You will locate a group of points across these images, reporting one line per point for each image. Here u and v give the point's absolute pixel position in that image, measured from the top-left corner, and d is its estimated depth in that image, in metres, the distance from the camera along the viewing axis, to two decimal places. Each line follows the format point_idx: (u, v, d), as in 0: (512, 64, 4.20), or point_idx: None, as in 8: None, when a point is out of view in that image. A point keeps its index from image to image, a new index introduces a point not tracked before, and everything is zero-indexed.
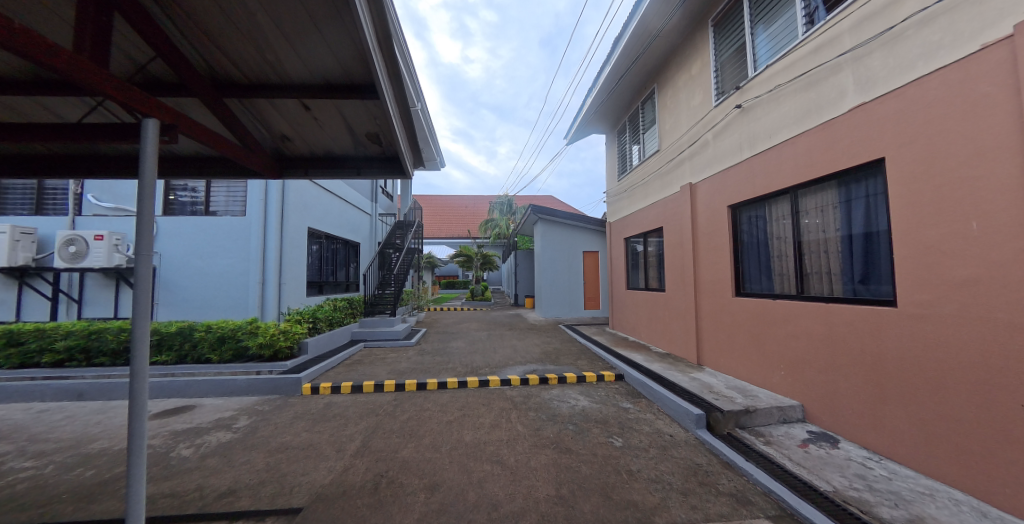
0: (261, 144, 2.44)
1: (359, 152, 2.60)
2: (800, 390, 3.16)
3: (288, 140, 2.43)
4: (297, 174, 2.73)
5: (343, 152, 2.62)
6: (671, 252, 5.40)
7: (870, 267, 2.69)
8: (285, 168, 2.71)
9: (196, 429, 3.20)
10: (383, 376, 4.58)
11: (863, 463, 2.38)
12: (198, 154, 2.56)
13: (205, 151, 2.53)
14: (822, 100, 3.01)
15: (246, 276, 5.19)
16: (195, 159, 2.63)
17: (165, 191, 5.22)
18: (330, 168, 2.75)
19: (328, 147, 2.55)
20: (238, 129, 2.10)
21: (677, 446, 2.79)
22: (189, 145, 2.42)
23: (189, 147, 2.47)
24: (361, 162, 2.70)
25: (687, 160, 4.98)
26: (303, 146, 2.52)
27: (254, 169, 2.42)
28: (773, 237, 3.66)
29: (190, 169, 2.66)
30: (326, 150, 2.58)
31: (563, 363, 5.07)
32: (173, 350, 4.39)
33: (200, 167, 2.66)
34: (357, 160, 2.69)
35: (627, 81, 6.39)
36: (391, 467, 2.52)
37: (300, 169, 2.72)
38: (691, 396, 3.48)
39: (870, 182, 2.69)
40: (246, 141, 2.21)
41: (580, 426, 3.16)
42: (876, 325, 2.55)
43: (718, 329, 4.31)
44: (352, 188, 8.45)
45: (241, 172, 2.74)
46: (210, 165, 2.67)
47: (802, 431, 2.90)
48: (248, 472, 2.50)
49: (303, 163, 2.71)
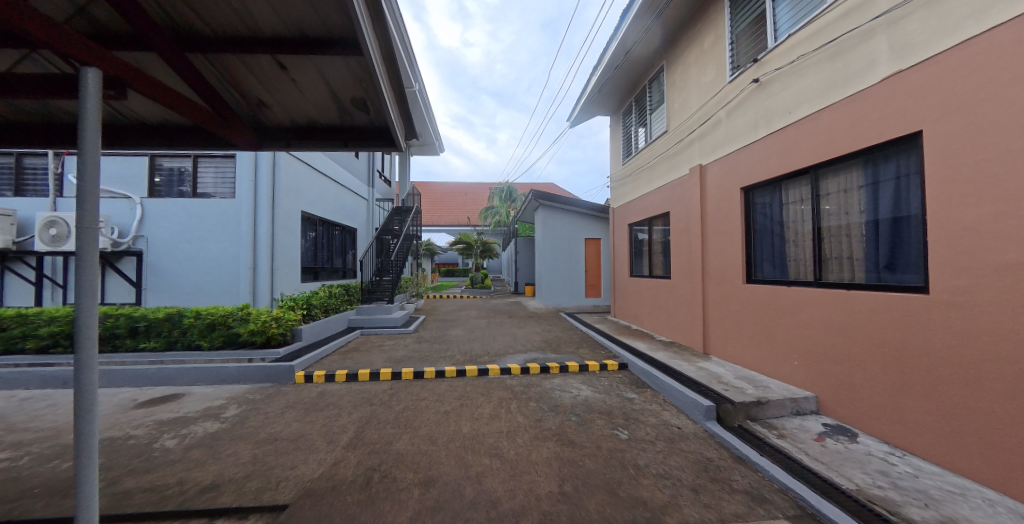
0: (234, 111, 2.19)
1: (345, 122, 2.37)
2: (814, 381, 3.01)
3: (265, 107, 2.20)
4: (277, 146, 2.50)
5: (327, 122, 2.39)
6: (677, 238, 5.20)
7: (898, 253, 2.49)
8: (265, 140, 2.48)
9: (182, 419, 3.07)
10: (378, 364, 4.45)
11: (884, 459, 2.24)
12: (166, 123, 2.32)
13: (172, 120, 2.28)
14: (850, 70, 2.74)
15: (236, 262, 4.96)
16: (163, 128, 2.38)
17: (150, 171, 4.97)
18: (312, 138, 2.51)
19: (310, 116, 2.31)
20: (204, 91, 1.87)
21: (686, 439, 2.66)
22: (152, 113, 2.17)
23: (153, 115, 2.22)
24: (349, 134, 2.47)
25: (697, 140, 4.72)
26: (283, 114, 2.28)
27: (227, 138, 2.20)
28: (788, 222, 3.45)
29: (159, 140, 2.41)
30: (308, 119, 2.35)
31: (564, 351, 4.94)
32: (161, 337, 4.26)
33: (169, 138, 2.41)
34: (343, 131, 2.47)
35: (634, 58, 6.03)
36: (384, 460, 2.39)
37: (281, 140, 2.48)
38: (699, 386, 3.34)
39: (902, 160, 2.45)
40: (213, 104, 1.97)
41: (582, 417, 3.03)
42: (901, 313, 2.38)
43: (726, 318, 4.15)
44: (348, 171, 8.16)
45: (218, 145, 2.51)
46: (182, 137, 2.43)
47: (816, 424, 2.76)
48: (233, 465, 2.36)
49: (283, 134, 2.48)
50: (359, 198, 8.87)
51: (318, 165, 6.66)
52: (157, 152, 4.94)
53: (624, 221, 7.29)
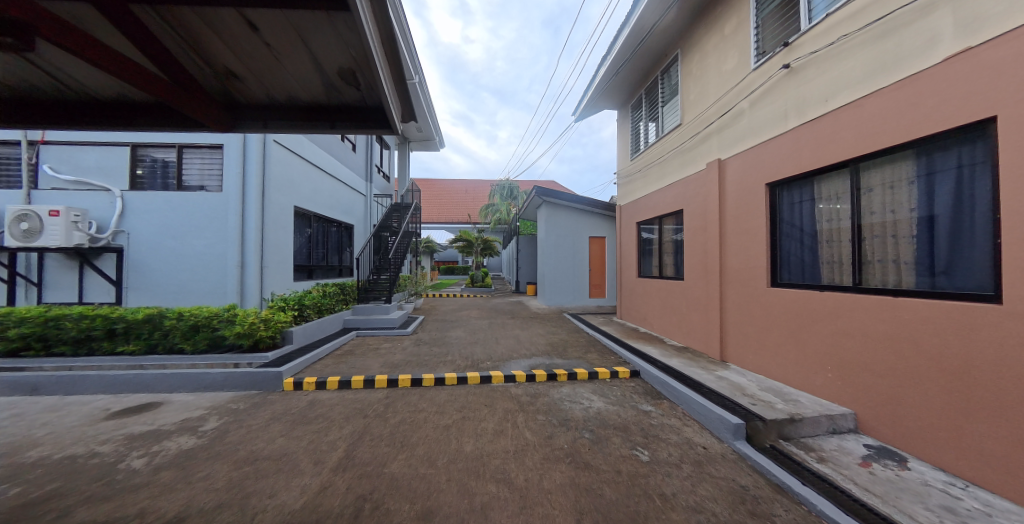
0: (199, 83, 1.90)
1: (332, 100, 2.07)
2: (851, 396, 2.73)
3: (236, 80, 1.90)
4: (253, 126, 2.22)
5: (311, 100, 2.09)
6: (692, 237, 4.91)
7: (958, 257, 2.21)
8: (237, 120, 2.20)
9: (157, 433, 2.78)
10: (374, 370, 4.17)
11: (946, 491, 1.96)
12: (122, 98, 2.03)
13: (129, 95, 2.00)
14: (903, 50, 2.43)
15: (223, 259, 4.65)
16: (120, 104, 2.10)
17: (132, 163, 4.67)
18: (294, 118, 2.22)
19: (290, 92, 2.01)
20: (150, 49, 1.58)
21: (714, 462, 2.38)
22: (103, 84, 1.88)
23: (105, 88, 1.93)
24: (336, 114, 2.18)
25: (716, 133, 4.42)
26: (258, 88, 1.98)
27: (189, 114, 1.93)
28: (821, 220, 3.16)
29: (116, 120, 2.14)
30: (288, 96, 2.05)
31: (571, 357, 4.66)
32: (141, 339, 3.98)
33: (128, 116, 2.13)
34: (329, 110, 2.17)
35: (646, 47, 5.70)
36: (376, 487, 2.11)
37: (257, 120, 2.20)
38: (723, 400, 3.06)
39: (965, 150, 2.16)
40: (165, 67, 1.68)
41: (597, 434, 2.75)
42: (964, 325, 2.09)
43: (747, 323, 3.87)
44: (345, 165, 7.85)
45: (185, 126, 2.21)
46: (142, 116, 2.15)
47: (858, 445, 2.48)
48: (204, 492, 2.08)
49: (260, 112, 2.19)
50: (356, 193, 8.56)
51: (313, 158, 6.33)
52: (139, 141, 4.64)
53: (631, 220, 7.00)
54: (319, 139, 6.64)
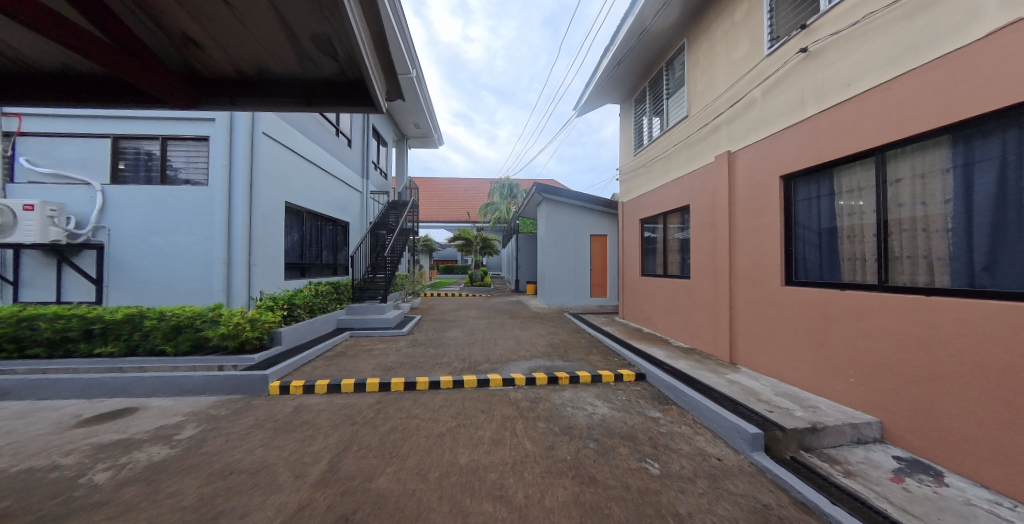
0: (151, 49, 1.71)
1: (308, 75, 1.87)
2: (877, 403, 2.53)
3: (196, 46, 1.69)
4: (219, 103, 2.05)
5: (284, 73, 1.88)
6: (699, 234, 4.71)
7: (1001, 252, 2.01)
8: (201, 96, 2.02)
9: (127, 442, 2.58)
10: (366, 373, 3.97)
11: (992, 511, 1.75)
12: (67, 70, 1.87)
13: (75, 66, 1.84)
14: (938, 27, 2.22)
15: (209, 256, 4.43)
16: (72, 78, 1.94)
17: (113, 155, 4.45)
18: (265, 94, 2.02)
19: (260, 63, 1.80)
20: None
21: (731, 476, 2.18)
22: (42, 52, 1.71)
23: (47, 57, 1.76)
24: (314, 91, 1.98)
25: (725, 124, 4.21)
26: (224, 59, 1.78)
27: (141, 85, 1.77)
28: (840, 214, 2.96)
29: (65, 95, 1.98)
30: (258, 68, 1.84)
31: (573, 358, 4.46)
32: (121, 341, 3.77)
33: (83, 90, 1.99)
34: (306, 86, 1.97)
35: (651, 37, 5.49)
36: (360, 506, 1.90)
37: (224, 96, 2.02)
38: (737, 406, 2.86)
39: (1009, 133, 1.95)
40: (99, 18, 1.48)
41: (602, 443, 2.55)
42: (1010, 326, 1.89)
43: (759, 324, 3.67)
44: (339, 161, 7.63)
45: (146, 103, 2.08)
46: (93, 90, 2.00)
47: (886, 457, 2.27)
48: (169, 511, 1.87)
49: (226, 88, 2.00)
50: (351, 190, 8.35)
51: (306, 153, 6.12)
52: (120, 133, 4.44)
53: (634, 217, 6.79)
54: (312, 134, 6.42)
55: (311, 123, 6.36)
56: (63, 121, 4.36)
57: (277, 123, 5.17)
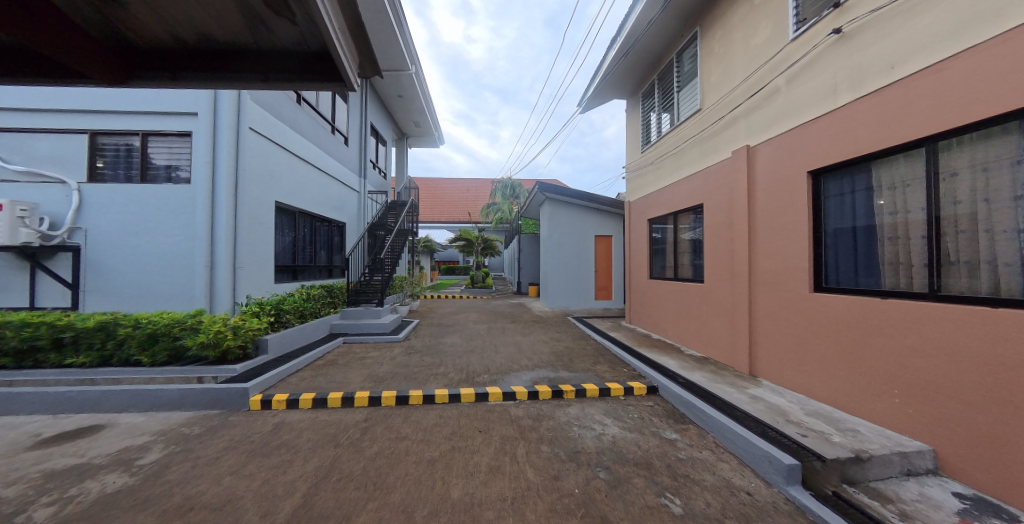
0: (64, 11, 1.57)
1: (260, 42, 1.69)
2: (929, 429, 2.21)
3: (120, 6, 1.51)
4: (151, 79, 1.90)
5: (230, 41, 1.70)
6: (713, 235, 4.39)
7: None
8: (133, 71, 1.87)
9: (83, 469, 2.31)
10: (356, 385, 3.69)
11: None
12: None
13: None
14: None
15: (191, 259, 4.17)
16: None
17: (91, 152, 4.20)
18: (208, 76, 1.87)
19: (199, 27, 1.62)
20: None
21: (765, 516, 1.88)
22: None
23: None
24: (268, 64, 1.82)
25: (744, 116, 3.90)
26: (155, 20, 1.60)
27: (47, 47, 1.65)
28: (880, 213, 2.64)
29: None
30: (200, 34, 1.67)
31: (578, 369, 4.16)
32: (93, 351, 3.51)
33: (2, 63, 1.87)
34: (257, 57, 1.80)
35: (661, 26, 5.18)
36: None
37: (162, 70, 1.86)
38: (765, 430, 2.55)
39: None
40: None
41: (613, 473, 2.25)
42: None
43: (784, 334, 3.35)
44: (335, 159, 7.38)
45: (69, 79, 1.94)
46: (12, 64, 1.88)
47: (945, 494, 1.95)
48: None
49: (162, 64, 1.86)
50: (348, 189, 8.10)
51: (298, 150, 5.86)
52: (99, 129, 4.19)
53: (642, 217, 6.49)
54: (305, 131, 6.17)
55: (304, 120, 6.11)
56: (38, 116, 4.11)
57: (266, 119, 4.92)
